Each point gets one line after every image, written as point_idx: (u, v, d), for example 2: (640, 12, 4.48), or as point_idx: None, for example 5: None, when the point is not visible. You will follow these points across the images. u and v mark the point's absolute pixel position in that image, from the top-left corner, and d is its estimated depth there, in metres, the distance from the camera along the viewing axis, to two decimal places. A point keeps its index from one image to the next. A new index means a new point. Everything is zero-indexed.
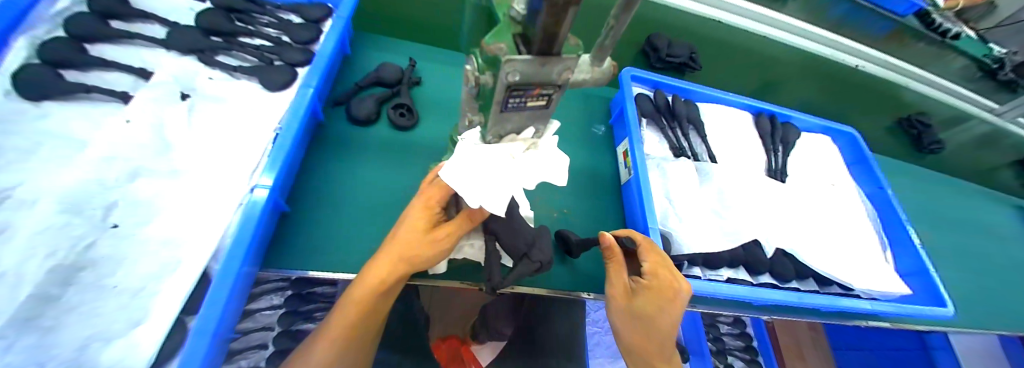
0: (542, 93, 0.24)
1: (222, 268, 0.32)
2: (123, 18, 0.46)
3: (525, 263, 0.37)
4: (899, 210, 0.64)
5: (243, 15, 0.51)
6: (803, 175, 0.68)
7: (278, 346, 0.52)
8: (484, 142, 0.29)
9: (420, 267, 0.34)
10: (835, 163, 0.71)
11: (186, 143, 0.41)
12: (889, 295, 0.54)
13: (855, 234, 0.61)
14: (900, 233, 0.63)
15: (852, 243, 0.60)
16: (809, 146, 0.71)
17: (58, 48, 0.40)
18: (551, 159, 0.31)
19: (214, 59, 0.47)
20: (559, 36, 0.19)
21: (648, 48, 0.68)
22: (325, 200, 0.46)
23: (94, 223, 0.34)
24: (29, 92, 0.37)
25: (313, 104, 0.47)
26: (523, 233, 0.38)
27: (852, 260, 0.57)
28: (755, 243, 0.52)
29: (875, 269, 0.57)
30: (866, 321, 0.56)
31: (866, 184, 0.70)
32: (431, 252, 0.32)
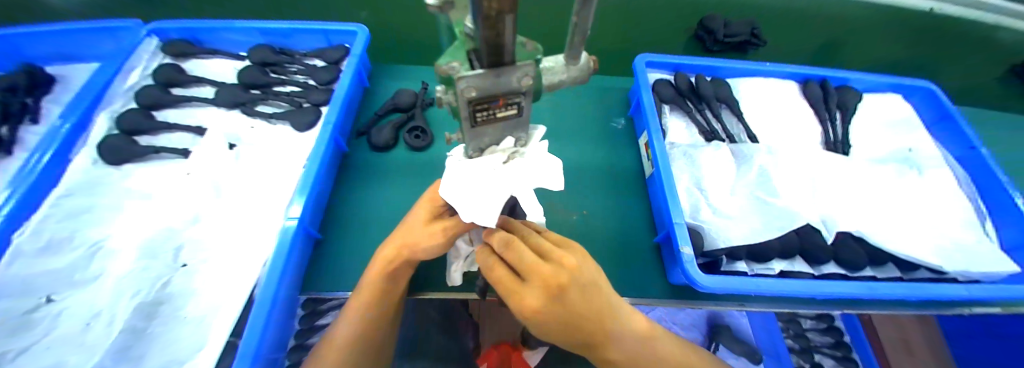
0: (509, 102, 0.23)
1: (262, 297, 0.37)
2: (181, 85, 0.56)
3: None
4: (998, 170, 0.51)
5: (276, 66, 0.58)
6: (864, 144, 0.58)
7: None
8: (469, 157, 0.29)
9: (422, 257, 0.37)
10: (915, 124, 0.59)
11: (232, 187, 0.47)
12: (995, 275, 0.44)
13: (952, 208, 0.50)
14: (1003, 199, 0.50)
15: (945, 220, 0.49)
16: (876, 109, 0.60)
17: (131, 117, 0.50)
18: (540, 164, 0.31)
19: (254, 110, 0.53)
20: (504, 45, 0.18)
21: (700, 32, 0.63)
22: (352, 225, 0.49)
23: (168, 263, 0.42)
24: (112, 158, 0.48)
25: (335, 136, 0.51)
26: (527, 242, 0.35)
27: (937, 238, 0.47)
28: (811, 230, 0.45)
29: (987, 250, 0.46)
30: (969, 308, 0.45)
31: (953, 144, 0.58)
32: (429, 244, 0.35)
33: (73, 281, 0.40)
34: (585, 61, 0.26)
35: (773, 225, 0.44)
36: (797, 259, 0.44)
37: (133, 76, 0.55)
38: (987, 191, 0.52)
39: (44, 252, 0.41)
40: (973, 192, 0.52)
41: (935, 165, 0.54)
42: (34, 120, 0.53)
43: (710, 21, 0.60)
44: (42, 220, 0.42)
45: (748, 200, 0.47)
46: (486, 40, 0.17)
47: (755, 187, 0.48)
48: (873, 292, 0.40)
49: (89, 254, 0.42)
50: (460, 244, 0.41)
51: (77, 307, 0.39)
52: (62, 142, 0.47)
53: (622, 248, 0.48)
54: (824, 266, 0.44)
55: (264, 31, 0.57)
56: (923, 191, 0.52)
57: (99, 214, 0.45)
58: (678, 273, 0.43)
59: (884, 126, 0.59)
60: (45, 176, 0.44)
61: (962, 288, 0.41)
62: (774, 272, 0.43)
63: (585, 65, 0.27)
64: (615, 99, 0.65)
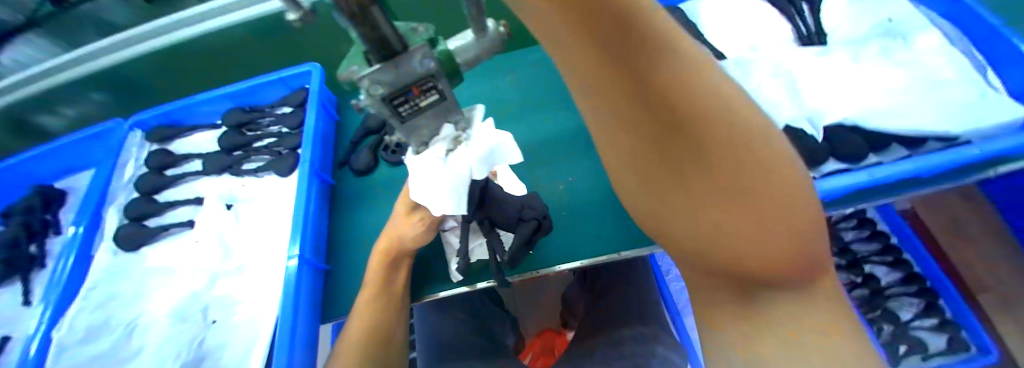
0: (424, 89, 0.24)
1: (280, 334, 0.39)
2: (174, 165, 0.60)
3: (524, 225, 0.37)
4: (988, 15, 0.47)
5: (251, 124, 0.61)
6: (842, 28, 0.55)
7: None
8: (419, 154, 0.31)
9: (412, 247, 0.39)
10: None
11: (238, 242, 0.50)
12: (1015, 124, 0.40)
13: (953, 67, 0.47)
14: (1004, 47, 0.46)
15: (948, 82, 0.46)
16: None
17: (136, 205, 0.55)
18: (486, 142, 0.30)
19: (242, 169, 0.56)
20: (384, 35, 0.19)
21: None
22: (354, 250, 0.51)
23: (201, 323, 0.45)
24: (129, 244, 0.52)
25: (318, 172, 0.53)
26: (509, 203, 0.37)
27: (944, 103, 0.44)
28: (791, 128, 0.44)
29: (998, 99, 0.42)
30: None
31: (935, 3, 0.53)
32: (411, 231, 0.37)
33: (120, 361, 0.44)
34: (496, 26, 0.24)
35: None
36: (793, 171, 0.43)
37: (128, 169, 0.59)
38: (983, 42, 0.48)
39: (84, 339, 0.44)
40: (968, 46, 0.48)
41: (926, 26, 0.50)
42: (57, 230, 0.59)
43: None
44: (79, 313, 0.46)
45: None
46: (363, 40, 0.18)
47: None
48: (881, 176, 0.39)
49: (127, 333, 0.46)
50: (451, 238, 0.43)
51: None
52: (80, 245, 0.50)
53: (613, 202, 0.48)
54: (821, 167, 0.43)
55: (231, 97, 0.60)
56: (917, 57, 0.48)
57: (128, 297, 0.49)
58: None
59: (861, 3, 0.56)
60: (73, 280, 0.49)
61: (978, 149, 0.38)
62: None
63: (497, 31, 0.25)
64: None
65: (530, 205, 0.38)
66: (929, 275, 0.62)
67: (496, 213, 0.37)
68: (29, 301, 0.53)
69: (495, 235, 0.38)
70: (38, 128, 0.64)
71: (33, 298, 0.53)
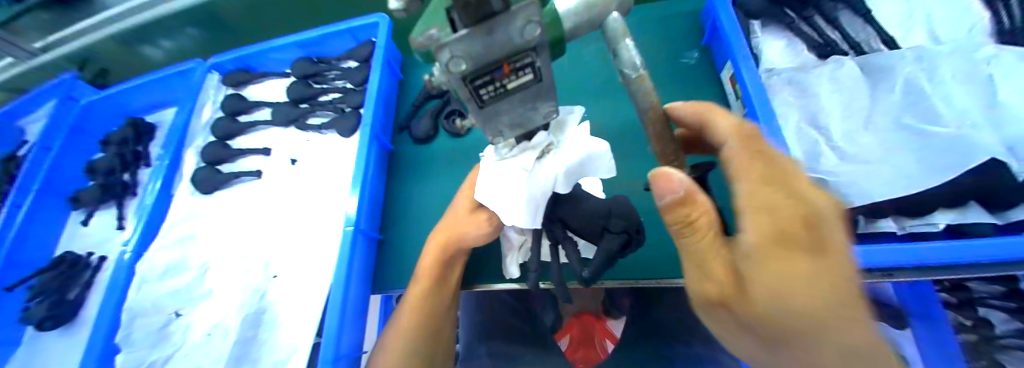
0: (516, 66, 0.17)
1: (333, 305, 0.38)
2: (244, 111, 0.61)
3: (609, 237, 0.29)
4: None
5: (318, 76, 0.59)
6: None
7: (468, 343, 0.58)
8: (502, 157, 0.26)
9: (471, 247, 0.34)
10: None
11: (300, 200, 0.51)
12: None
13: None
14: None
15: None
16: None
17: (215, 148, 0.57)
18: (578, 153, 0.25)
19: (306, 123, 0.56)
20: None
21: None
22: (407, 224, 0.49)
23: (264, 274, 0.47)
24: (206, 186, 0.55)
25: (377, 136, 0.50)
26: (592, 209, 0.30)
27: None
28: (998, 162, 0.27)
29: None
30: None
31: None
32: (476, 233, 0.33)
33: (190, 298, 0.48)
34: (634, 75, 0.20)
35: (935, 164, 0.29)
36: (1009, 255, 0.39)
37: (206, 111, 0.61)
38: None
39: (161, 273, 0.48)
40: None
41: None
42: (146, 163, 0.64)
43: None
44: (160, 247, 0.50)
45: (891, 131, 0.33)
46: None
47: (901, 111, 0.33)
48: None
49: (201, 272, 0.50)
50: (511, 234, 0.36)
51: (200, 317, 0.46)
52: (165, 176, 0.54)
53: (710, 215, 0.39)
54: (1013, 212, 0.27)
55: (300, 44, 0.58)
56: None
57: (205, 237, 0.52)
58: None
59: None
60: (155, 212, 0.52)
61: None
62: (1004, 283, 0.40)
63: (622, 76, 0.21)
64: (680, 26, 0.50)
65: (614, 212, 0.29)
66: None
67: (571, 213, 0.30)
68: (122, 226, 0.60)
69: (571, 243, 0.30)
70: (141, 56, 0.67)
71: (124, 223, 0.60)
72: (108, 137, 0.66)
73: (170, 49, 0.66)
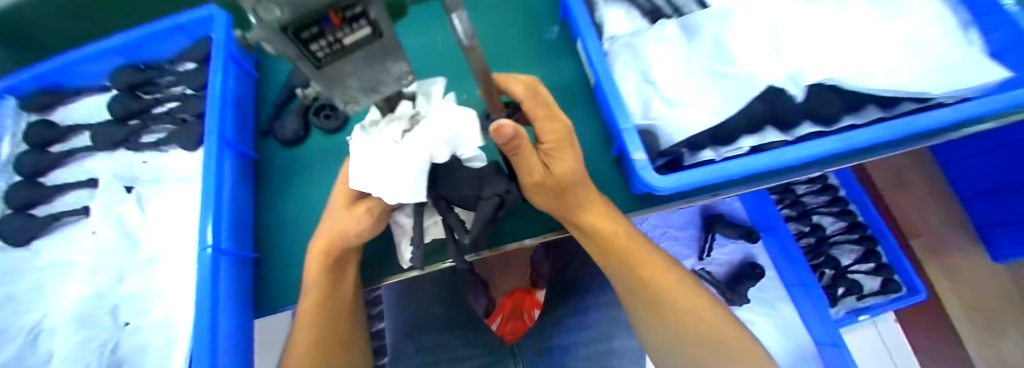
0: (349, 18, 0.17)
1: (196, 341, 0.31)
2: (60, 140, 0.49)
3: (483, 203, 0.31)
4: None
5: (147, 87, 0.47)
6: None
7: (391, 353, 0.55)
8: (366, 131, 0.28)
9: (357, 244, 0.32)
10: None
11: (146, 230, 0.42)
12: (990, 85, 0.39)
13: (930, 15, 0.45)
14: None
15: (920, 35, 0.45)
16: None
17: (23, 192, 0.45)
18: (450, 127, 0.26)
19: (138, 143, 0.45)
20: None
21: None
22: (291, 234, 0.44)
23: (113, 326, 0.38)
24: (18, 238, 0.43)
25: (227, 143, 0.40)
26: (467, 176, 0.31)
27: (908, 59, 0.43)
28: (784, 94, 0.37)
29: (969, 54, 0.42)
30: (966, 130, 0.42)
31: None
32: (358, 228, 0.31)
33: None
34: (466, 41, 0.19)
35: (728, 98, 0.40)
36: (822, 181, 0.69)
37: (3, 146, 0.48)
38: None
39: None
40: None
41: None
42: None
43: None
44: None
45: (703, 78, 0.43)
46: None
47: (709, 61, 0.43)
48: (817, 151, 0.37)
49: (30, 340, 0.40)
50: (404, 218, 0.37)
51: None
52: None
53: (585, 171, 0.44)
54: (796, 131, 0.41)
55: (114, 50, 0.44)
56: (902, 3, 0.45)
57: (22, 299, 0.41)
58: (638, 184, 0.40)
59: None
60: None
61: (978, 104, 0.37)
62: (827, 197, 0.69)
63: (458, 44, 0.19)
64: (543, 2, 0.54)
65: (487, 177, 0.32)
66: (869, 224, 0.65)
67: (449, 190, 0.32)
68: None
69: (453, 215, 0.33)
70: None
71: None
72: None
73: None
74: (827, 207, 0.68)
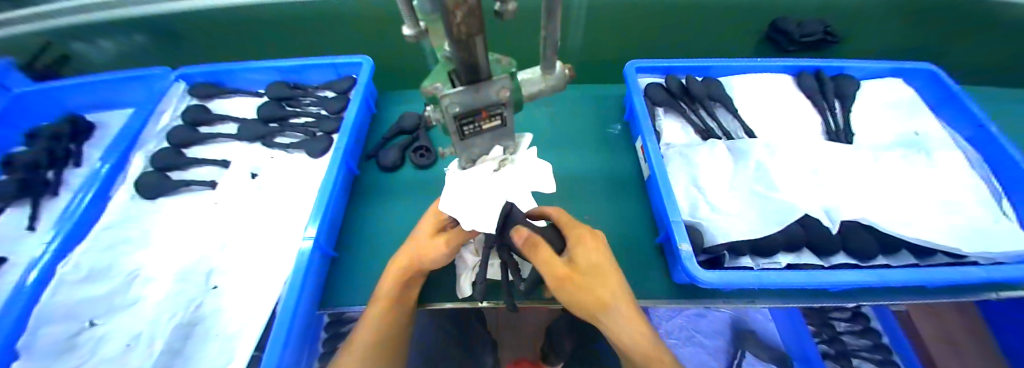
0: (491, 114, 0.26)
1: (283, 310, 0.38)
2: (208, 123, 0.62)
3: None
4: (1011, 146, 0.54)
5: (291, 100, 0.63)
6: (862, 138, 0.60)
7: None
8: (463, 168, 0.32)
9: (428, 269, 0.39)
10: (900, 112, 0.63)
11: (256, 213, 0.52)
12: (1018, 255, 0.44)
13: (949, 191, 0.52)
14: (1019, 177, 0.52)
15: (945, 204, 0.50)
16: (865, 102, 0.64)
17: (166, 156, 0.56)
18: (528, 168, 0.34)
19: (274, 141, 0.58)
20: (479, 66, 0.21)
21: (773, 33, 0.64)
22: (363, 244, 0.51)
23: (202, 286, 0.45)
24: (151, 193, 0.53)
25: (348, 161, 0.54)
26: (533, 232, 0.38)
27: (937, 221, 0.47)
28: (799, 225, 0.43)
29: (994, 233, 0.46)
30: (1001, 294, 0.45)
31: (963, 125, 0.61)
32: (436, 253, 0.37)
33: (112, 306, 0.44)
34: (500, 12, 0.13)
35: (773, 217, 0.43)
36: (863, 322, 0.69)
37: (164, 118, 0.62)
38: (1007, 176, 0.54)
39: (86, 278, 0.45)
40: (987, 173, 0.55)
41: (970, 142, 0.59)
42: (76, 162, 0.61)
43: (782, 22, 0.62)
44: (86, 251, 0.47)
45: (749, 196, 0.46)
46: (463, 67, 0.20)
47: (754, 181, 0.48)
48: (853, 279, 0.40)
49: (128, 281, 0.46)
50: (468, 254, 0.43)
51: (115, 331, 0.42)
52: (102, 183, 0.52)
53: (626, 252, 0.47)
54: (833, 258, 0.45)
55: (277, 69, 0.63)
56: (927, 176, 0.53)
57: (133, 244, 0.50)
58: (679, 273, 0.42)
59: (881, 118, 0.63)
60: (87, 215, 0.50)
61: (1002, 272, 0.41)
62: (869, 341, 0.68)
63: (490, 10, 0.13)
64: (611, 106, 0.66)
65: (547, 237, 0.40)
66: None
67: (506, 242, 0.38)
68: (33, 226, 0.53)
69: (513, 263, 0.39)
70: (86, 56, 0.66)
71: (38, 224, 0.54)
72: (34, 130, 0.62)
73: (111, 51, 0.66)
74: (869, 352, 0.67)
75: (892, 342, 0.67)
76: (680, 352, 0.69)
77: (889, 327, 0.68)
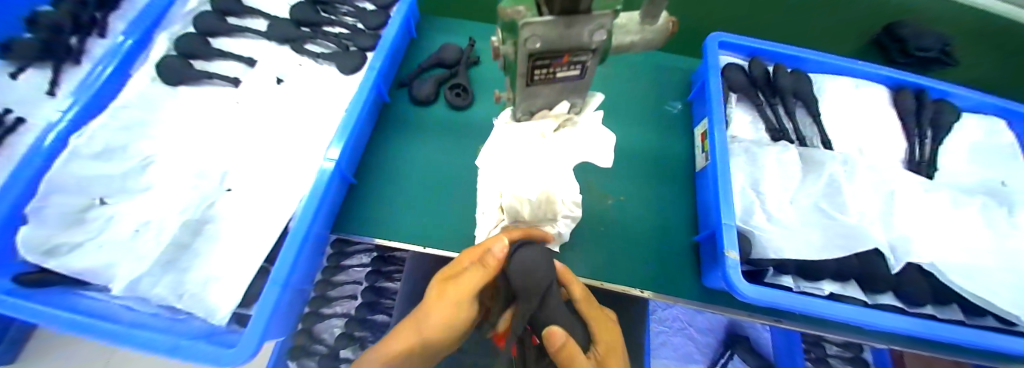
0: (573, 60, 0.21)
1: (296, 228, 0.36)
2: (237, 16, 0.57)
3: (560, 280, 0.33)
4: None
5: (326, 6, 0.57)
6: (946, 173, 0.53)
7: (359, 315, 0.61)
8: (518, 120, 0.29)
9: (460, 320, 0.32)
10: (1003, 154, 0.54)
11: (277, 122, 0.49)
12: None
13: None
14: None
15: None
16: (966, 135, 0.56)
17: (190, 42, 0.53)
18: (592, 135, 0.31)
19: (303, 47, 0.54)
20: None
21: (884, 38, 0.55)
22: (381, 177, 0.49)
23: (214, 186, 0.44)
24: (173, 78, 0.51)
25: (378, 84, 0.49)
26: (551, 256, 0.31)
27: (1010, 285, 0.42)
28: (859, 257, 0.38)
29: None
30: None
31: None
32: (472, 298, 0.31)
33: (124, 187, 0.44)
34: None
35: (835, 242, 0.38)
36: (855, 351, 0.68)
37: (192, 1, 0.57)
38: None
39: (99, 156, 0.43)
40: None
41: None
42: (101, 33, 0.57)
43: (900, 28, 0.52)
44: (100, 127, 0.44)
45: (810, 212, 0.41)
46: None
47: (820, 198, 0.42)
48: (898, 327, 0.36)
49: (142, 166, 0.45)
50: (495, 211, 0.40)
51: (129, 212, 0.42)
52: (123, 56, 0.50)
53: (657, 244, 0.44)
54: (879, 297, 0.41)
55: None
56: (1017, 231, 0.46)
57: (151, 129, 0.48)
58: (714, 277, 0.39)
59: (977, 154, 0.54)
60: (105, 88, 0.48)
61: None
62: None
63: None
64: (673, 80, 0.59)
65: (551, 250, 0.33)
66: None
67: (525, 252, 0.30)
68: (54, 93, 0.52)
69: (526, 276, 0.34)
70: None
71: (58, 91, 0.52)
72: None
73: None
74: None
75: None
76: (666, 340, 0.70)
77: (880, 363, 0.65)
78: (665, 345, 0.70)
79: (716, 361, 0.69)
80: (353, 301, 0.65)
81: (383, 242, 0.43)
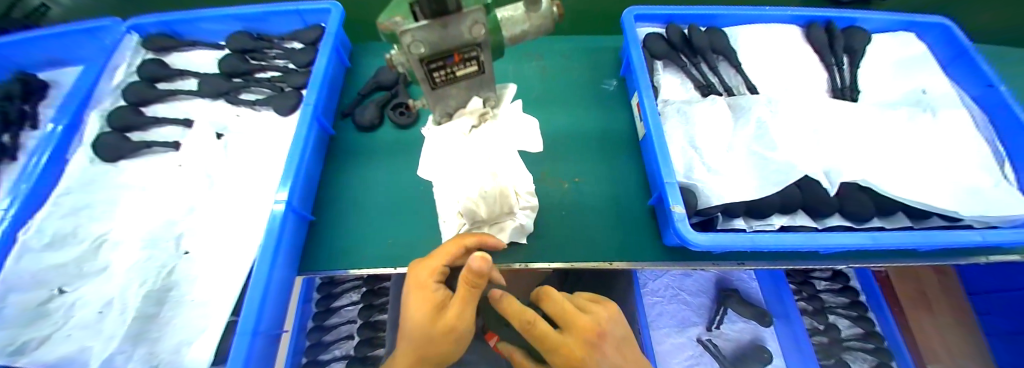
0: (464, 56, 0.22)
1: (256, 274, 0.36)
2: (166, 80, 0.57)
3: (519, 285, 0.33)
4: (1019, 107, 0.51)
5: (256, 53, 0.58)
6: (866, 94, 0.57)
7: (360, 353, 0.60)
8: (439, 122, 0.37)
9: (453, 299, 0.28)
10: (913, 66, 0.59)
11: (225, 176, 0.48)
12: (1019, 219, 0.42)
13: (956, 150, 0.49)
14: (1022, 140, 0.50)
15: (948, 164, 0.48)
16: (877, 55, 0.60)
17: (121, 114, 0.51)
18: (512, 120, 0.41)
19: (238, 98, 0.54)
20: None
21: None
22: (341, 209, 0.49)
23: (171, 252, 0.43)
24: (108, 154, 0.49)
25: (318, 117, 0.49)
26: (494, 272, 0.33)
27: (931, 177, 0.46)
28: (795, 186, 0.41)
29: (992, 193, 0.45)
30: (985, 256, 0.45)
31: (972, 85, 0.58)
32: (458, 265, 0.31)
33: (81, 273, 0.42)
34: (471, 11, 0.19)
35: (772, 178, 0.41)
36: (843, 281, 0.71)
37: (118, 73, 0.55)
38: (1011, 135, 0.51)
39: (47, 247, 0.42)
40: (991, 134, 0.52)
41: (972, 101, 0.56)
42: (34, 126, 0.55)
43: None
44: (46, 216, 0.43)
45: (745, 155, 0.44)
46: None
47: (753, 141, 0.45)
48: (845, 243, 0.38)
49: (95, 248, 0.43)
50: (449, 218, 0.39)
51: (84, 300, 0.40)
52: (58, 144, 0.48)
53: (614, 217, 0.45)
54: (827, 220, 0.43)
55: (236, 17, 0.56)
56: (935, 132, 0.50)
57: (98, 209, 0.46)
58: (671, 235, 0.40)
59: (888, 72, 0.59)
60: (45, 176, 0.46)
61: (997, 236, 0.40)
62: (847, 298, 0.70)
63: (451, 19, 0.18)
64: (607, 59, 0.62)
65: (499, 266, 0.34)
66: (887, 335, 0.65)
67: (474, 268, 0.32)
68: None
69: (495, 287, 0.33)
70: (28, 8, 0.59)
71: None
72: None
73: (70, 6, 0.61)
74: (844, 309, 0.69)
75: (869, 299, 0.69)
76: (662, 309, 0.71)
77: (867, 284, 0.69)
78: (662, 314, 0.71)
79: (713, 319, 0.70)
80: (352, 341, 0.64)
81: (353, 272, 0.43)
